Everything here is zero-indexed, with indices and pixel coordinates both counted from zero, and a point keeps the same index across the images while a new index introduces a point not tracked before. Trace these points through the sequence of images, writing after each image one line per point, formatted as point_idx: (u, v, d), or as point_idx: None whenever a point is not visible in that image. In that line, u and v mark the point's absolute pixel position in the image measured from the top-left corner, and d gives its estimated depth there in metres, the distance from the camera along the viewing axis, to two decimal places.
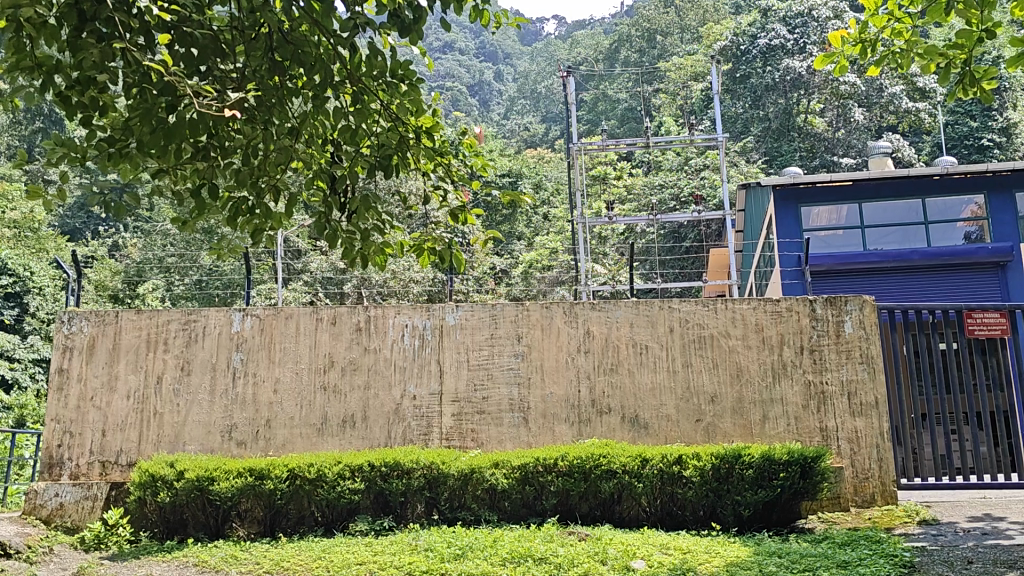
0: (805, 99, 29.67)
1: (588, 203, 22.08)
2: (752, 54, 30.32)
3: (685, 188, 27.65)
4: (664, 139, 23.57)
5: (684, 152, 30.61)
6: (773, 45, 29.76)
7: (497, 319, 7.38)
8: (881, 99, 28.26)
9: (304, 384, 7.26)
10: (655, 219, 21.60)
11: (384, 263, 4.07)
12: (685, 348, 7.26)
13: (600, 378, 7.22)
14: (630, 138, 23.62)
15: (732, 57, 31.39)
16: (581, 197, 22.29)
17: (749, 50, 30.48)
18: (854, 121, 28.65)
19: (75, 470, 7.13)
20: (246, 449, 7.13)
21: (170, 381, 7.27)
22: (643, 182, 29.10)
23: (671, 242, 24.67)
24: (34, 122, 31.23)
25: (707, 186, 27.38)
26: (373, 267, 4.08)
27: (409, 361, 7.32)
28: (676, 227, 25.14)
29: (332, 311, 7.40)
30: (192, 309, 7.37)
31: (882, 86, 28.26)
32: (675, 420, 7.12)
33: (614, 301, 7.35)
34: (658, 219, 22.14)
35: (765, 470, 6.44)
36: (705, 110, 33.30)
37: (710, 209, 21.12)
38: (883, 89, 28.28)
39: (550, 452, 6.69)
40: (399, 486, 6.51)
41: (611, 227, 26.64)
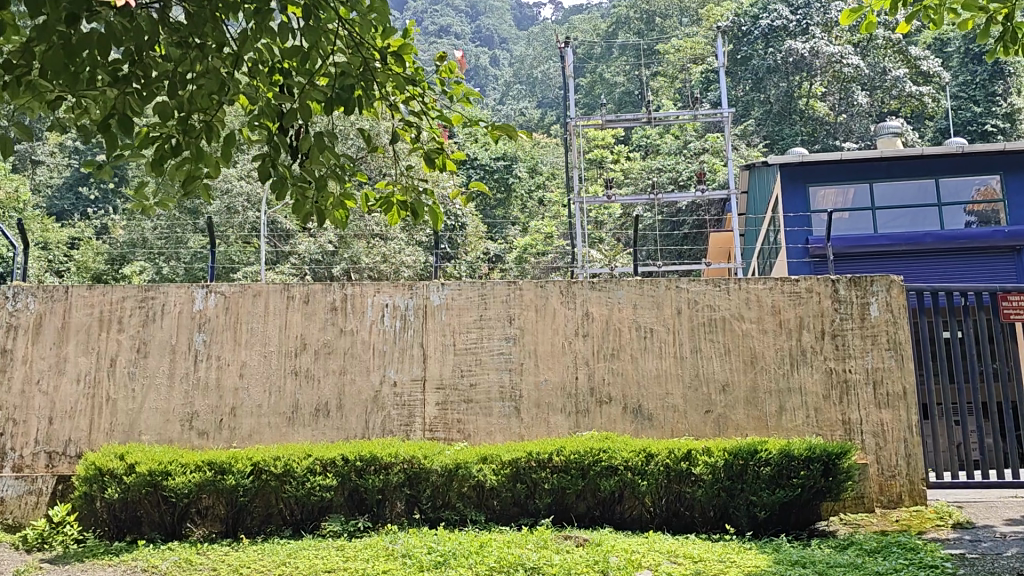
0: (807, 82, 28.90)
1: (585, 184, 21.44)
2: (754, 35, 29.78)
3: (684, 171, 26.99)
4: (664, 118, 22.95)
5: (683, 135, 29.85)
6: (776, 26, 29.24)
7: (487, 299, 6.70)
8: (885, 83, 27.86)
9: (273, 368, 6.57)
10: (656, 200, 20.90)
11: (345, 219, 3.37)
12: (694, 332, 6.59)
13: (599, 364, 6.54)
14: (630, 117, 23.06)
15: (735, 38, 31.21)
16: (578, 177, 21.65)
17: (751, 30, 29.95)
18: (856, 105, 27.91)
19: (19, 462, 6.44)
20: (209, 439, 6.47)
21: (124, 363, 6.58)
22: (642, 165, 28.40)
23: (668, 225, 23.98)
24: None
25: (706, 169, 26.61)
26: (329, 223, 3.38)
27: (390, 344, 6.63)
28: (673, 210, 24.40)
29: (304, 290, 6.71)
30: (149, 285, 6.67)
31: (885, 68, 27.69)
32: (682, 410, 6.46)
33: (616, 281, 6.66)
34: (659, 200, 21.42)
35: (782, 467, 5.81)
36: (706, 92, 32.55)
37: (714, 188, 20.18)
38: (887, 72, 27.85)
39: (545, 446, 6.00)
40: (375, 482, 5.83)
41: (608, 209, 25.90)
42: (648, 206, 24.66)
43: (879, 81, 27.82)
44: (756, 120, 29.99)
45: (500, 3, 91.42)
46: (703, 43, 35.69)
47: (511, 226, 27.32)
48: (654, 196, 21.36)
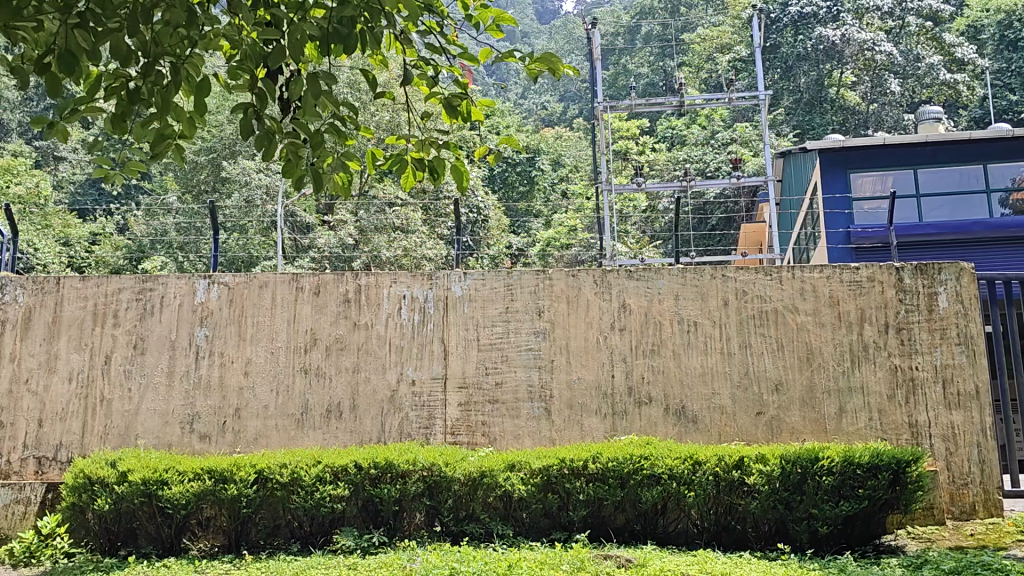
0: (837, 70, 27.91)
1: (612, 174, 20.77)
2: (783, 23, 29.01)
3: (711, 162, 26.18)
4: (697, 101, 22.60)
5: (710, 125, 29.00)
6: (806, 13, 28.42)
7: (513, 290, 6.11)
8: (918, 70, 26.69)
9: (281, 366, 6.02)
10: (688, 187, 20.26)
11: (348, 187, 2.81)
12: (743, 325, 5.97)
13: (638, 361, 5.94)
14: (656, 105, 22.37)
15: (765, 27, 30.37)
16: (605, 165, 21.03)
17: (779, 18, 29.15)
18: (889, 93, 26.95)
19: (6, 468, 5.93)
20: (211, 443, 5.93)
21: (120, 361, 6.05)
22: (667, 157, 27.63)
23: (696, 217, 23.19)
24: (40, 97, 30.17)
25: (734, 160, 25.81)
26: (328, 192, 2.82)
27: (408, 339, 6.06)
28: (702, 202, 23.61)
29: (315, 280, 6.15)
30: (146, 275, 6.14)
31: (919, 54, 26.78)
32: (729, 411, 5.85)
33: (656, 270, 6.05)
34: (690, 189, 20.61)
35: (845, 477, 5.21)
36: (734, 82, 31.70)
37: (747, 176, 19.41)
38: (921, 60, 26.70)
39: (579, 452, 5.40)
40: (391, 492, 5.26)
41: (634, 202, 25.13)
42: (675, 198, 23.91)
43: (912, 69, 26.88)
44: (786, 110, 29.09)
45: None
46: (730, 32, 34.75)
47: (535, 220, 26.59)
48: (682, 187, 20.65)
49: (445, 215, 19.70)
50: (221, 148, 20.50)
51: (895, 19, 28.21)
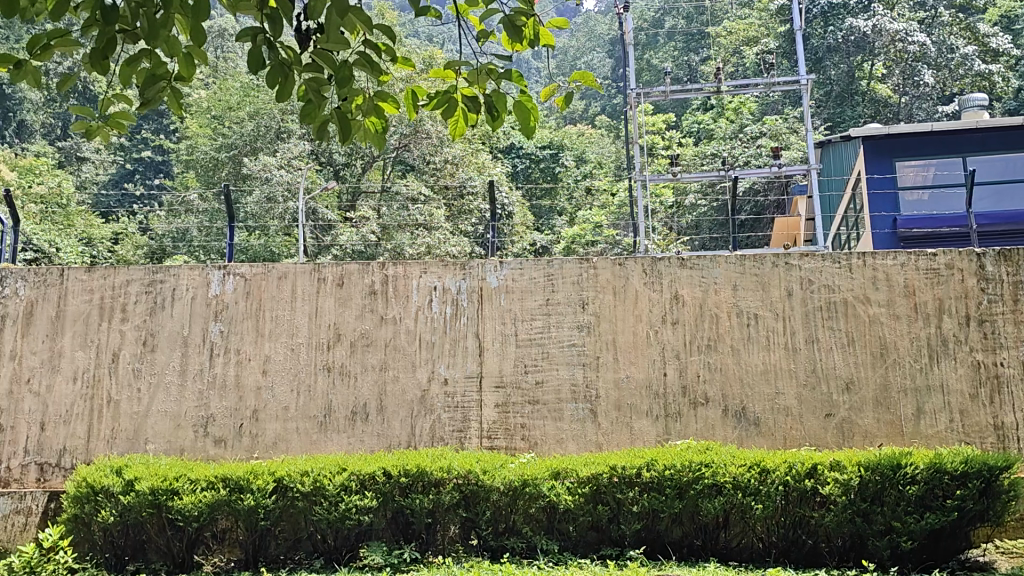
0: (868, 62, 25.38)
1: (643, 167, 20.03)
2: (812, 13, 25.53)
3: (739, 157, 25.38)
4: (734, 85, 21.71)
5: (738, 118, 28.16)
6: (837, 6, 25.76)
7: (554, 281, 5.57)
8: (952, 60, 24.40)
9: (302, 364, 5.52)
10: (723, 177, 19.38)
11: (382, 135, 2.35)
12: (809, 318, 5.43)
13: (693, 358, 5.40)
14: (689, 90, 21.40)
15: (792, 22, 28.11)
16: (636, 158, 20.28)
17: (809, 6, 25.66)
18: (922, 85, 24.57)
19: (6, 475, 5.48)
20: (226, 448, 5.45)
21: (128, 359, 5.59)
22: (694, 151, 26.90)
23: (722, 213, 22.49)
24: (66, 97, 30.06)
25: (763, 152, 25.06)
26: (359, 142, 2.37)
27: (439, 334, 5.54)
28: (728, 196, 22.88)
29: (338, 270, 5.65)
30: (156, 266, 5.67)
31: (953, 46, 24.42)
32: (795, 413, 5.31)
33: (711, 258, 5.51)
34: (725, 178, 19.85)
35: (930, 486, 4.65)
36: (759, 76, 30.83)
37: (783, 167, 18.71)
38: (954, 48, 24.48)
39: (630, 458, 4.86)
40: (424, 503, 4.75)
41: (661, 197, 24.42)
42: (702, 193, 23.16)
43: (945, 60, 24.49)
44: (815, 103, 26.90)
45: None
46: (757, 25, 33.83)
47: (559, 217, 25.95)
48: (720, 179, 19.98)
49: (469, 212, 19.07)
50: (242, 144, 20.09)
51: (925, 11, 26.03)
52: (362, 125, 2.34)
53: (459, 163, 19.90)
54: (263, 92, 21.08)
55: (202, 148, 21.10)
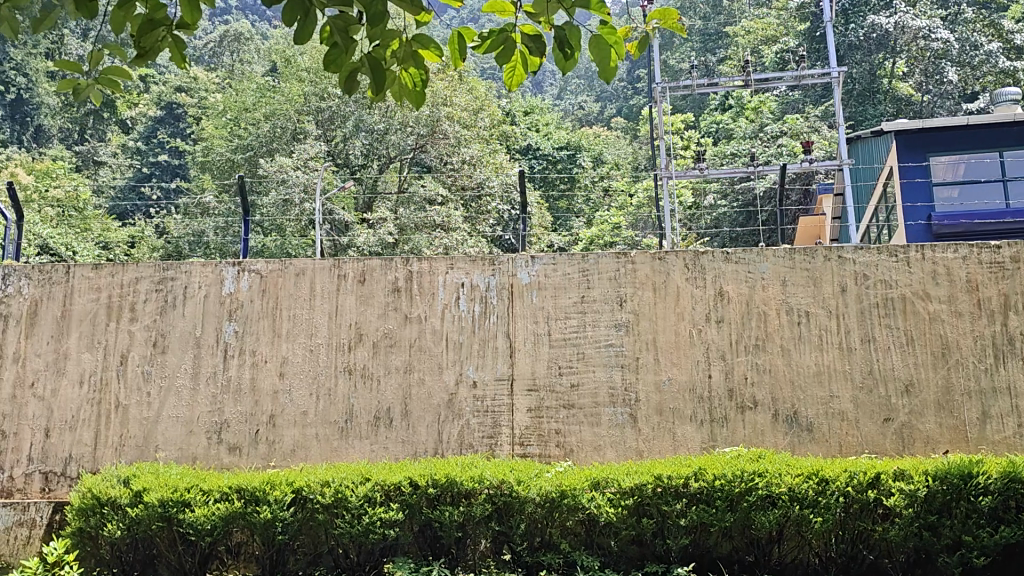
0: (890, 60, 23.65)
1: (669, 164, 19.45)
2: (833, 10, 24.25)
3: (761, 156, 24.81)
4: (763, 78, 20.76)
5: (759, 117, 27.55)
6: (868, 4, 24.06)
7: (590, 276, 5.21)
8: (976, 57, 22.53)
9: (321, 367, 5.18)
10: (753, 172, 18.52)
11: (420, 89, 2.20)
12: (864, 316, 5.05)
13: (739, 358, 5.03)
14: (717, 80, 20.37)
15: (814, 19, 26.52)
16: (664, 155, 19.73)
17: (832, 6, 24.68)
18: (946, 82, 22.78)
19: (8, 485, 5.18)
20: (241, 456, 5.12)
21: (137, 362, 5.27)
22: (715, 151, 26.35)
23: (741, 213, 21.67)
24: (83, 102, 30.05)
25: (786, 153, 23.72)
26: (394, 95, 2.21)
27: (467, 335, 5.19)
28: (748, 196, 22.01)
29: (359, 266, 5.31)
30: (166, 262, 5.36)
31: (976, 41, 22.69)
32: (851, 418, 4.94)
33: (758, 252, 5.14)
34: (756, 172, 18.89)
35: (1004, 497, 4.27)
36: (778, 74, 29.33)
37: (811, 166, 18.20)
38: (979, 45, 22.69)
39: (677, 467, 4.49)
40: (453, 517, 4.39)
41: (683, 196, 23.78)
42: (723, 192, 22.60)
43: (967, 56, 22.73)
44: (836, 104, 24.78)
45: None
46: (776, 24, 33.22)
47: (577, 219, 25.49)
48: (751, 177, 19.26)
49: (487, 213, 18.60)
50: (258, 145, 19.77)
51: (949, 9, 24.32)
52: (398, 76, 2.19)
53: (476, 163, 19.22)
54: (278, 93, 20.81)
55: (218, 150, 20.87)
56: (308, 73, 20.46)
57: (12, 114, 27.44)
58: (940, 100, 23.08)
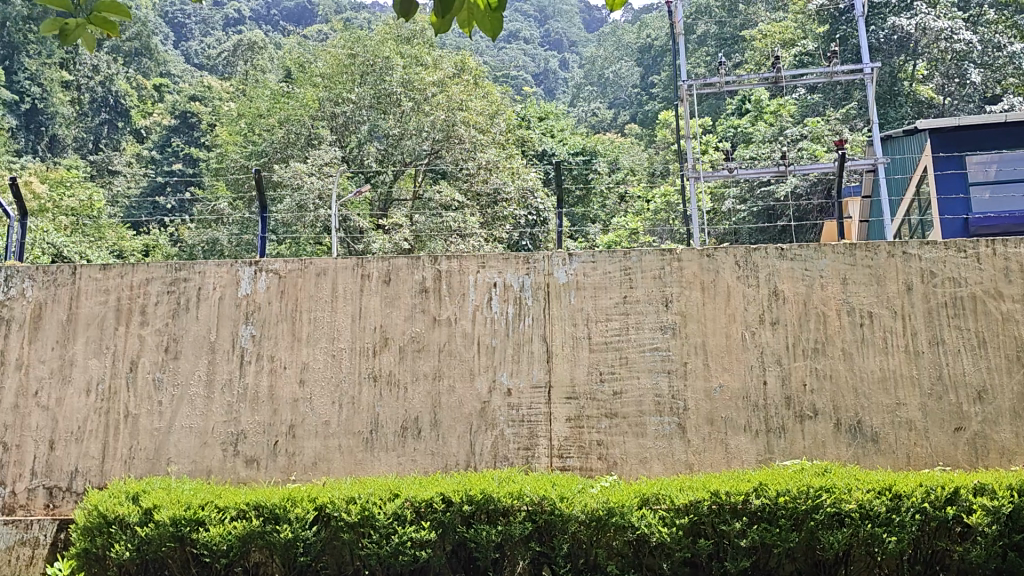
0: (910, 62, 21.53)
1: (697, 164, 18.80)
2: None
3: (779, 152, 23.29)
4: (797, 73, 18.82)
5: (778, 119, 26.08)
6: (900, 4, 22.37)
7: (632, 275, 4.82)
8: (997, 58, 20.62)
9: (344, 374, 4.82)
10: (785, 171, 16.56)
11: (491, 12, 2.08)
12: (932, 316, 4.66)
13: (797, 364, 4.64)
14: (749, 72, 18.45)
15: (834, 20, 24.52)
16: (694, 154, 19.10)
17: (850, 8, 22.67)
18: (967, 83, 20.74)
19: (10, 502, 4.84)
20: (259, 469, 4.76)
21: (148, 369, 4.93)
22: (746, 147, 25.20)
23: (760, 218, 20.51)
24: (99, 112, 29.97)
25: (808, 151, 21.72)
26: (460, 20, 2.09)
27: (500, 339, 4.82)
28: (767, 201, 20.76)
29: (385, 265, 4.94)
30: (179, 262, 5.01)
31: (999, 41, 21.13)
32: (920, 427, 4.55)
33: (816, 247, 4.75)
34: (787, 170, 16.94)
35: None
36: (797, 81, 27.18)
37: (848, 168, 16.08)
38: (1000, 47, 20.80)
39: (734, 482, 4.10)
40: (490, 537, 4.02)
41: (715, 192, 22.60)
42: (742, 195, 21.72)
43: (990, 57, 21.21)
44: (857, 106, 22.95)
45: (565, 6, 90.94)
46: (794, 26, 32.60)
47: (595, 225, 25.04)
48: (779, 178, 17.68)
49: (504, 219, 17.98)
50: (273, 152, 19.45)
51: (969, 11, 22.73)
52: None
53: (492, 169, 18.37)
54: (292, 99, 20.52)
55: (232, 157, 20.57)
56: (323, 79, 20.19)
57: (27, 124, 27.33)
58: (961, 102, 21.39)
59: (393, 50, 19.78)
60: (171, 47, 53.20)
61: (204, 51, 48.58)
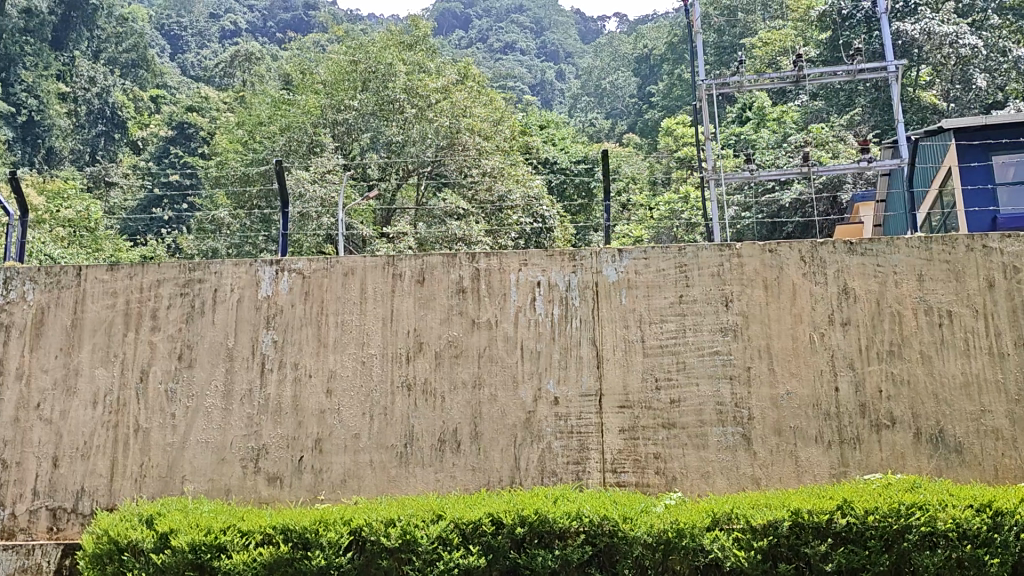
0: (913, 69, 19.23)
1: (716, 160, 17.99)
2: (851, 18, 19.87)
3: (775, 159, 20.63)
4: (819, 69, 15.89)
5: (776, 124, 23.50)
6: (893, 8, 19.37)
7: (689, 273, 4.42)
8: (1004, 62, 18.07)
9: (375, 382, 4.42)
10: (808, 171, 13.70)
11: None
12: (1018, 315, 4.26)
13: (871, 368, 4.25)
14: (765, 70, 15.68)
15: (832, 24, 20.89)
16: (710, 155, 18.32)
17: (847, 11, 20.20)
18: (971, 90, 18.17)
19: (11, 524, 4.44)
20: (283, 488, 4.36)
21: (160, 378, 4.52)
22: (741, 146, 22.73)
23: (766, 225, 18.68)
24: (97, 124, 29.48)
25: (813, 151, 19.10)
26: None
27: (544, 343, 4.42)
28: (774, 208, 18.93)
29: (417, 264, 4.55)
30: (193, 262, 4.62)
31: (1004, 44, 18.16)
32: (1008, 437, 4.16)
33: (888, 241, 4.36)
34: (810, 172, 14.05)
35: None
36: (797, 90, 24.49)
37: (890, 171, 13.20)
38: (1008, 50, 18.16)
39: (816, 499, 3.70)
40: (545, 563, 3.60)
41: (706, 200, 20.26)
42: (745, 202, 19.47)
43: (994, 63, 18.21)
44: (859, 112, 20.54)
45: (562, 17, 90.59)
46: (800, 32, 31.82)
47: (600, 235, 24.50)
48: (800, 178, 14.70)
49: (508, 227, 16.77)
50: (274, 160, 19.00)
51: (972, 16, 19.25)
52: None
53: (497, 176, 17.49)
54: (293, 106, 20.05)
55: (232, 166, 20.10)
56: (325, 87, 19.78)
57: (24, 136, 26.98)
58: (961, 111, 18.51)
59: (396, 56, 19.33)
60: (167, 59, 52.64)
61: (201, 64, 48.24)
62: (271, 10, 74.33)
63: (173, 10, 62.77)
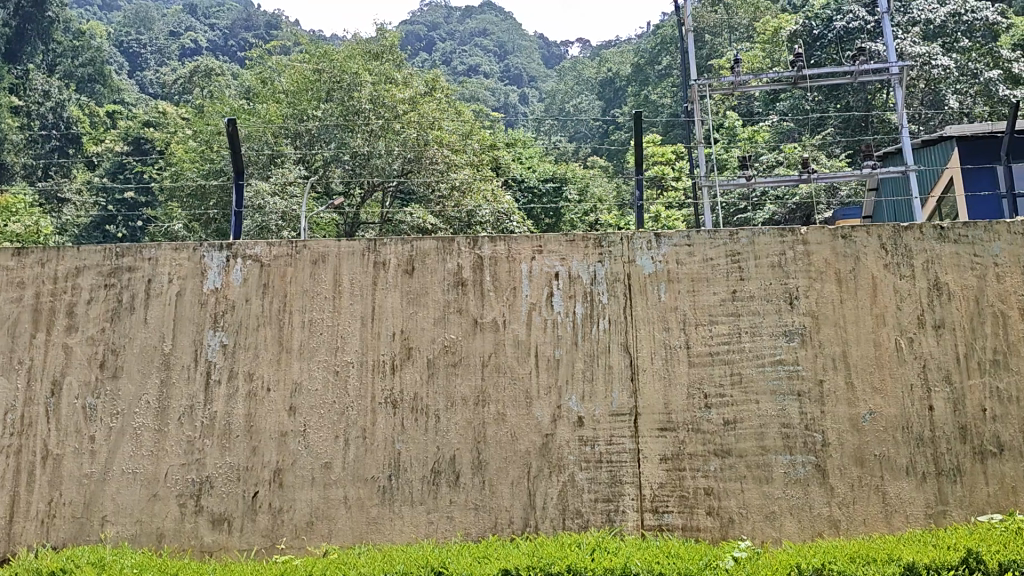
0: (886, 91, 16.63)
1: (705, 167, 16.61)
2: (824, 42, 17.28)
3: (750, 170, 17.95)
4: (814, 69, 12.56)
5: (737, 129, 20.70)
6: (851, 29, 16.85)
7: (742, 263, 3.57)
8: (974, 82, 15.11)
9: (350, 397, 3.51)
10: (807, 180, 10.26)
11: None
12: None
13: (973, 382, 3.43)
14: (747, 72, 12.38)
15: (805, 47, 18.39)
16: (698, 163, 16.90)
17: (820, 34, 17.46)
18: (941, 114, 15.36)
19: None
20: (231, 533, 3.42)
21: (78, 392, 3.56)
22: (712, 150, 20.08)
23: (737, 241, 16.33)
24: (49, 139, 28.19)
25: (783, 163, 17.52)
26: None
27: (564, 352, 3.53)
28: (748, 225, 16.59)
29: (406, 251, 3.66)
30: (122, 246, 3.66)
31: (975, 65, 15.12)
32: None
33: (987, 227, 3.55)
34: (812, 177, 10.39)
35: None
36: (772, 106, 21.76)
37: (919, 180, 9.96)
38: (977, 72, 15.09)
39: (930, 549, 2.84)
40: None
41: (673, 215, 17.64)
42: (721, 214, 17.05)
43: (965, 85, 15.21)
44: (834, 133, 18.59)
45: (527, 42, 89.94)
46: None
47: None
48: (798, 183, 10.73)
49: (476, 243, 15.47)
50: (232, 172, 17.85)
51: (942, 37, 15.89)
52: None
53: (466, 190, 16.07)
54: (253, 116, 18.95)
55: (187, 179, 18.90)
56: (288, 96, 18.71)
57: None
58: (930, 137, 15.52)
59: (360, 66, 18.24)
60: (124, 77, 51.05)
61: (159, 83, 46.67)
62: (233, 28, 72.59)
63: (132, 29, 61.22)
